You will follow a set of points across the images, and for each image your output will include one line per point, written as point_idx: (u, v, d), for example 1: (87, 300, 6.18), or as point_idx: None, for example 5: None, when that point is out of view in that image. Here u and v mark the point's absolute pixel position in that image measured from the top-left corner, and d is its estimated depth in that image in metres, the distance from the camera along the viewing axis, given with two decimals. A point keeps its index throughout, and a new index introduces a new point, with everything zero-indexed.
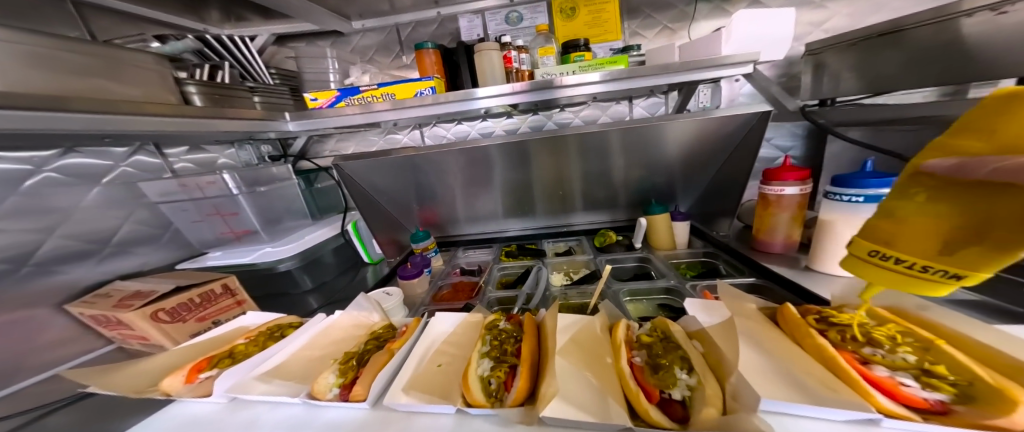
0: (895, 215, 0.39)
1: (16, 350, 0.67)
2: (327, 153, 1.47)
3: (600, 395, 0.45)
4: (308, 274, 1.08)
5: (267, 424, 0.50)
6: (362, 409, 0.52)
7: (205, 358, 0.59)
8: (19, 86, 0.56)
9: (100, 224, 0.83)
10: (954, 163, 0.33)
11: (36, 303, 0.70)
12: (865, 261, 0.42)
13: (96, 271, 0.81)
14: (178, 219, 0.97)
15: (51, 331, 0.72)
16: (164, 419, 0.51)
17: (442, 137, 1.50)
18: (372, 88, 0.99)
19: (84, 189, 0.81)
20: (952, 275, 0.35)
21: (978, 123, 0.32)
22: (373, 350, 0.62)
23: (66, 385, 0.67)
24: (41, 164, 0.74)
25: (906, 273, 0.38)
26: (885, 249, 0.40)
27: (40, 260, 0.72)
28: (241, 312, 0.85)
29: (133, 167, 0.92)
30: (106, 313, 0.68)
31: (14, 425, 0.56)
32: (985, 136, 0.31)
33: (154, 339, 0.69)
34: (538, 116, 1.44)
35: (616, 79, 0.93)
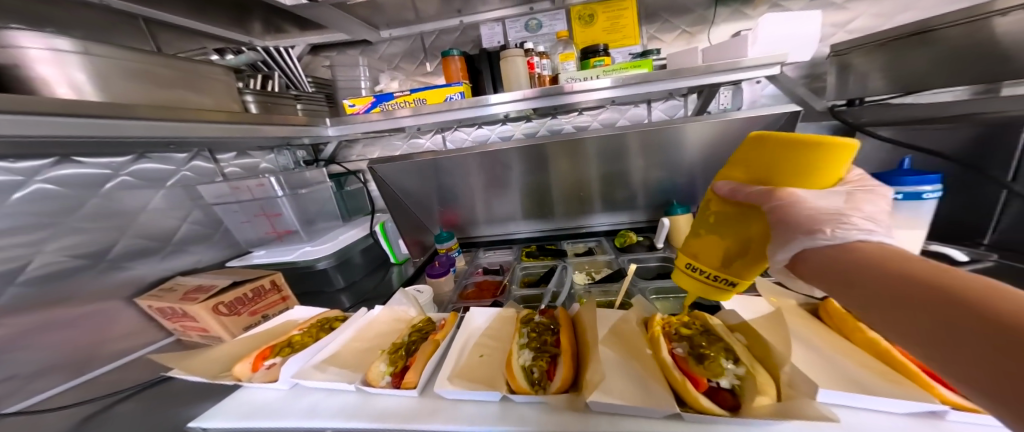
0: (701, 235, 0.52)
1: (92, 339, 0.73)
2: (356, 158, 1.53)
3: (646, 386, 0.47)
4: (341, 272, 1.13)
5: (326, 409, 0.54)
6: (411, 397, 0.55)
7: (267, 346, 0.64)
8: (118, 96, 0.62)
9: (163, 224, 0.90)
10: (731, 187, 0.48)
11: (109, 296, 0.76)
12: (685, 272, 0.54)
13: (159, 267, 0.87)
14: (229, 220, 1.04)
15: (121, 323, 0.78)
16: (235, 402, 0.56)
17: (463, 141, 1.55)
18: (405, 93, 1.04)
19: (151, 191, 0.88)
20: (729, 281, 0.49)
21: (738, 159, 0.49)
22: (418, 341, 0.66)
23: (132, 373, 0.73)
24: (118, 169, 0.81)
25: (703, 280, 0.51)
26: (695, 262, 0.52)
27: (114, 256, 0.78)
28: (285, 307, 0.92)
29: (191, 171, 1.00)
30: (175, 305, 0.74)
31: (95, 409, 0.61)
32: (742, 170, 0.49)
33: (214, 330, 0.76)
34: (557, 120, 1.47)
35: (629, 85, 0.96)
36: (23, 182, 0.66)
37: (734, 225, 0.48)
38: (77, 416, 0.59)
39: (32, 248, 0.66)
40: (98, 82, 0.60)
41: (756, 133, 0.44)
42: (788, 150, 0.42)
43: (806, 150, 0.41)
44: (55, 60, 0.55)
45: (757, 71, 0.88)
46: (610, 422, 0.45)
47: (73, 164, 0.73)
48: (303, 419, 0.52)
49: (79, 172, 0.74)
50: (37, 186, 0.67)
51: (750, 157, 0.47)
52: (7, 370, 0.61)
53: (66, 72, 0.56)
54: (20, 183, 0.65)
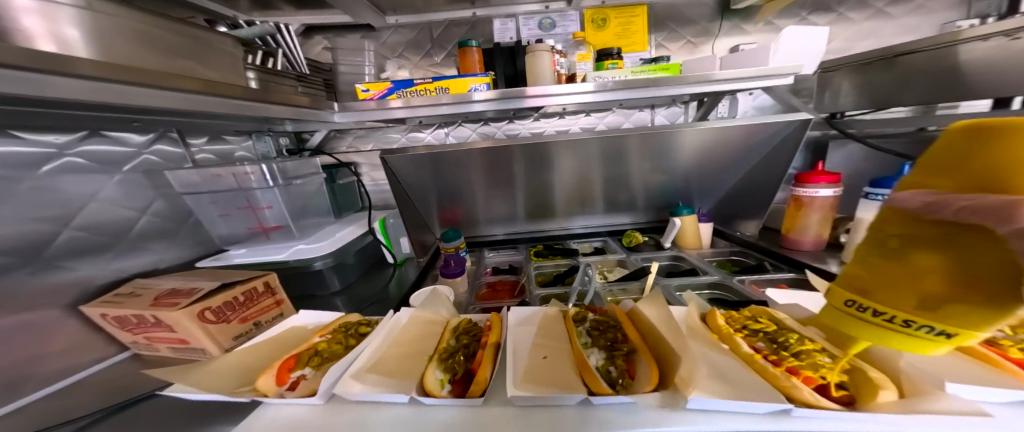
0: (873, 264, 0.36)
1: (21, 357, 0.56)
2: (346, 150, 1.40)
3: (741, 381, 0.45)
4: (335, 273, 1.00)
5: (378, 424, 0.49)
6: (475, 407, 0.50)
7: (291, 356, 0.57)
8: (117, 60, 0.51)
9: (115, 215, 0.72)
10: (919, 199, 0.31)
11: (48, 304, 0.59)
12: (843, 312, 0.39)
13: (106, 270, 0.69)
14: (204, 213, 0.87)
15: (62, 336, 0.61)
16: (261, 424, 0.49)
17: (467, 137, 1.48)
18: (425, 81, 0.97)
19: (104, 177, 0.71)
20: (939, 331, 0.32)
21: (939, 161, 0.32)
22: (469, 345, 0.61)
23: (79, 403, 0.57)
24: (63, 148, 0.65)
25: (881, 325, 0.35)
26: (864, 299, 0.36)
27: (52, 254, 0.61)
28: (279, 313, 0.78)
29: (155, 155, 0.83)
30: (143, 313, 0.58)
31: None
32: (949, 173, 0.31)
33: (198, 341, 0.61)
34: (564, 120, 1.47)
35: (641, 87, 1.00)
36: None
37: (928, 254, 0.31)
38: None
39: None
40: (93, 43, 0.49)
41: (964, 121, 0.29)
42: None
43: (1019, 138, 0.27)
44: (41, 11, 0.43)
45: (779, 79, 0.94)
46: (711, 419, 0.42)
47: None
48: None
49: (12, 150, 0.57)
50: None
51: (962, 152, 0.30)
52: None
53: (55, 28, 0.45)
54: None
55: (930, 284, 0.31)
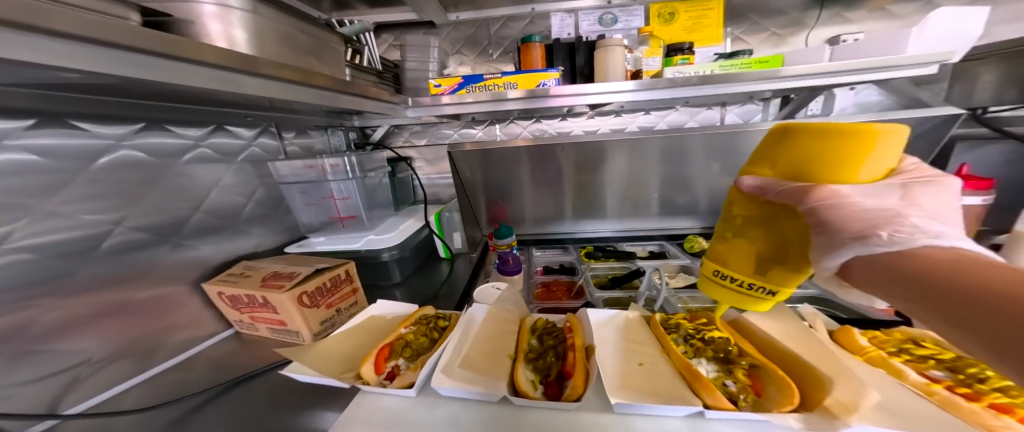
0: (727, 237, 0.45)
1: (157, 326, 0.69)
2: (402, 144, 1.43)
3: (913, 412, 0.41)
4: (399, 266, 1.04)
5: (470, 421, 0.51)
6: (569, 412, 0.50)
7: (385, 346, 0.64)
8: (266, 56, 0.58)
9: (230, 201, 0.87)
10: (759, 183, 0.42)
11: (176, 280, 0.73)
12: (716, 282, 0.46)
13: (223, 249, 0.84)
14: (293, 200, 0.97)
15: (184, 311, 0.74)
16: (363, 408, 0.55)
17: (517, 134, 1.44)
18: (495, 76, 1.05)
19: (224, 167, 0.87)
20: (768, 291, 0.41)
21: (767, 156, 0.43)
22: (557, 346, 0.61)
23: (197, 373, 0.68)
24: (198, 139, 0.80)
25: (736, 289, 0.44)
26: (724, 269, 0.44)
27: (183, 234, 0.75)
28: (356, 300, 0.82)
29: (260, 148, 0.98)
30: (254, 293, 0.67)
31: (180, 410, 0.58)
32: (771, 165, 0.42)
33: (295, 324, 0.69)
34: (620, 118, 1.40)
35: (713, 83, 0.93)
36: (112, 146, 0.64)
37: (767, 228, 0.41)
38: (161, 419, 0.56)
39: (110, 217, 0.62)
40: (254, 39, 0.56)
41: (779, 125, 0.39)
42: (821, 141, 0.36)
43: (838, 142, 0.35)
44: (220, 15, 0.51)
45: (918, 69, 0.85)
46: None
47: (154, 131, 0.71)
48: None
49: (165, 141, 0.73)
50: (122, 152, 0.65)
51: (782, 151, 0.41)
52: (79, 355, 0.58)
53: (226, 29, 0.52)
54: (109, 147, 0.63)
55: (743, 248, 0.43)
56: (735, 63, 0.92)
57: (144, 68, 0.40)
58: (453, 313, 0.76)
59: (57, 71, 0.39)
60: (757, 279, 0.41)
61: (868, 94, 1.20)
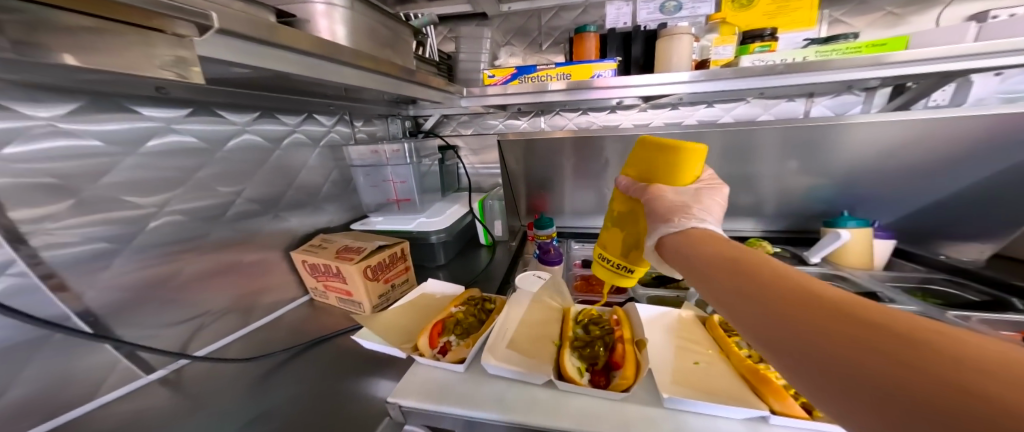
0: (617, 227, 0.60)
1: (257, 288, 0.81)
2: (450, 133, 1.49)
3: None
4: (444, 248, 1.09)
5: (516, 401, 0.53)
6: (617, 403, 0.50)
7: (438, 322, 0.69)
8: (357, 48, 0.64)
9: (313, 180, 0.99)
10: (629, 185, 0.58)
11: (272, 247, 0.85)
12: (599, 263, 0.61)
13: (306, 222, 0.95)
14: (359, 182, 1.07)
15: (276, 276, 0.86)
16: (418, 377, 0.60)
17: (562, 126, 1.42)
18: (549, 67, 1.06)
19: (310, 150, 0.98)
20: (627, 268, 0.57)
21: (639, 163, 0.56)
22: (604, 337, 0.61)
23: (281, 334, 0.78)
24: (294, 126, 0.92)
25: (609, 268, 0.59)
26: (604, 253, 0.60)
27: (278, 207, 0.87)
28: (409, 277, 0.89)
29: (338, 134, 1.09)
30: (331, 263, 0.77)
31: (271, 365, 0.68)
32: (636, 170, 0.57)
33: (359, 293, 0.76)
34: (677, 111, 1.33)
35: (796, 73, 0.86)
36: (238, 131, 0.77)
37: (631, 222, 0.58)
38: (257, 370, 0.67)
39: (232, 190, 0.76)
40: (350, 33, 0.62)
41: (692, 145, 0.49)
42: (665, 155, 0.51)
43: (672, 153, 0.51)
44: (328, 13, 0.58)
45: None
46: None
47: (266, 119, 0.84)
48: (496, 409, 0.51)
49: (270, 127, 0.85)
50: (244, 136, 0.78)
51: (649, 160, 0.54)
52: (202, 307, 0.71)
53: (331, 26, 0.58)
54: (236, 131, 0.77)
55: (616, 236, 0.60)
56: (838, 48, 0.85)
57: (255, 56, 0.45)
58: (498, 297, 0.80)
59: (228, 66, 0.49)
60: (623, 261, 0.57)
61: (1018, 81, 1.04)
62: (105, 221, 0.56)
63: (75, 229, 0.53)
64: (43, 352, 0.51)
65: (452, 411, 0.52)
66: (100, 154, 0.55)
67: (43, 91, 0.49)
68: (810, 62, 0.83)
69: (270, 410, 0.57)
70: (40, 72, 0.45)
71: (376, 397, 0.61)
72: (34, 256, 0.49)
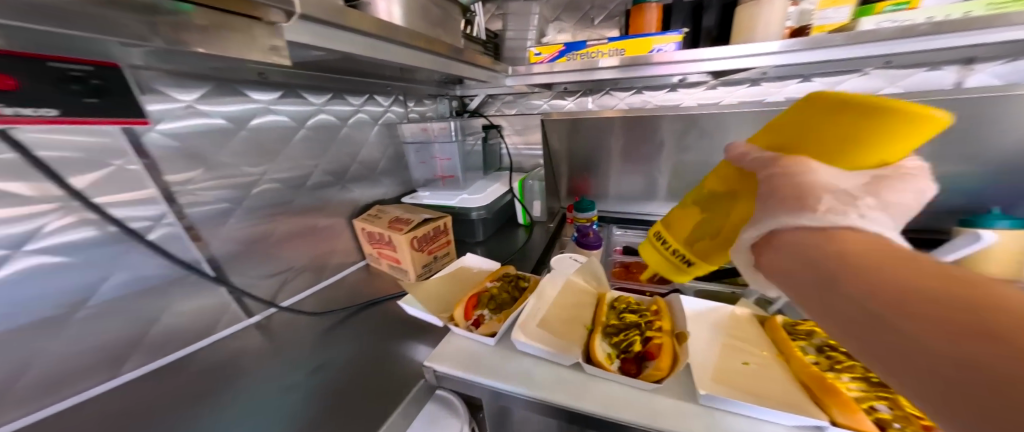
0: (690, 203, 0.44)
1: (327, 250, 0.92)
2: (494, 113, 1.49)
3: None
4: (484, 226, 1.12)
5: (541, 378, 0.54)
6: (647, 393, 0.48)
7: (473, 296, 0.72)
8: (411, 28, 0.66)
9: (372, 156, 1.06)
10: (744, 149, 0.37)
11: (338, 215, 0.94)
12: (653, 245, 0.47)
13: (366, 194, 1.04)
14: (409, 158, 1.14)
15: (341, 241, 0.96)
16: (451, 345, 0.63)
17: (611, 107, 1.33)
18: (601, 42, 0.99)
19: (371, 127, 1.05)
20: (686, 259, 0.42)
21: (798, 117, 0.32)
22: (638, 324, 0.58)
23: (344, 292, 0.89)
24: (358, 105, 1.00)
25: (662, 254, 0.45)
26: (663, 232, 0.45)
27: (344, 179, 0.96)
28: (449, 250, 0.95)
29: (394, 112, 1.16)
30: (384, 232, 0.85)
31: (336, 319, 0.78)
32: (785, 129, 0.34)
33: (406, 261, 0.83)
34: (757, 88, 1.16)
35: (950, 32, 0.70)
36: (316, 111, 0.86)
37: (717, 203, 0.41)
38: (323, 323, 0.76)
39: (311, 163, 0.86)
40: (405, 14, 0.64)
41: (940, 110, 0.22)
42: (847, 113, 0.27)
43: (868, 114, 0.26)
44: None
45: None
46: None
47: (338, 100, 0.92)
48: (522, 384, 0.52)
49: (341, 108, 0.93)
50: (320, 116, 0.87)
51: (816, 118, 0.30)
52: (286, 264, 0.82)
53: (388, 8, 0.61)
54: (314, 111, 0.86)
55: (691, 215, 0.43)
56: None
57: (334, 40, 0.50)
58: (533, 276, 0.81)
59: (308, 50, 0.54)
60: (682, 250, 0.42)
61: None
62: (224, 186, 0.67)
63: (209, 191, 0.65)
64: (182, 288, 0.64)
65: (485, 382, 0.55)
66: (222, 130, 0.67)
67: (188, 77, 0.60)
68: (976, 17, 0.67)
69: (331, 360, 0.65)
70: (184, 62, 0.55)
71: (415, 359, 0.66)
72: (179, 212, 0.62)
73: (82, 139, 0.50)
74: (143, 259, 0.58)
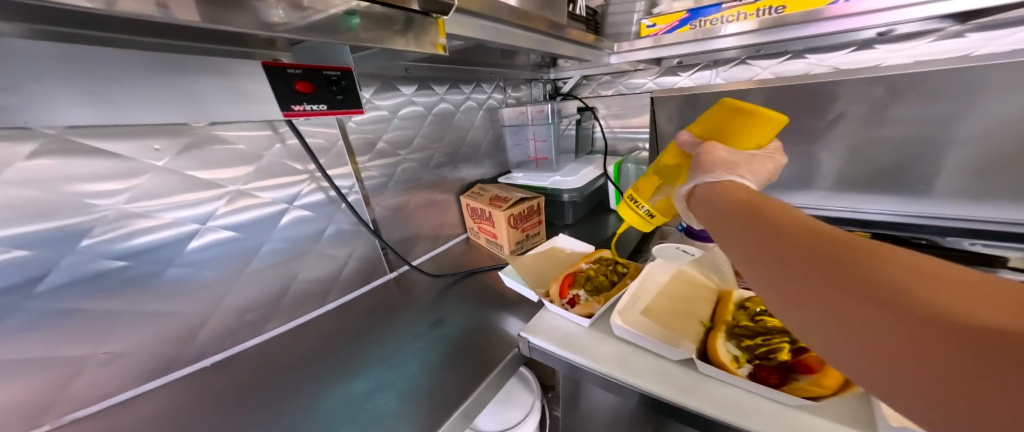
0: (658, 172, 0.60)
1: (441, 222, 1.04)
2: (589, 95, 1.42)
3: None
4: (574, 209, 1.11)
5: (642, 367, 0.52)
6: (789, 409, 0.42)
7: (568, 276, 0.73)
8: (524, 8, 0.68)
9: (478, 139, 1.15)
10: (687, 139, 0.51)
11: (449, 192, 1.05)
12: (625, 204, 0.61)
13: (471, 174, 1.14)
14: (507, 141, 1.19)
15: (451, 214, 1.08)
16: (546, 320, 0.66)
17: (748, 78, 1.11)
18: (745, 2, 0.83)
19: (477, 113, 1.13)
20: (648, 212, 0.58)
21: (712, 116, 0.49)
22: (774, 328, 0.51)
23: (454, 261, 1.00)
24: (468, 93, 1.08)
25: (633, 210, 0.59)
26: (636, 194, 0.59)
27: (455, 160, 1.06)
28: (541, 230, 0.97)
29: (495, 98, 1.21)
30: (485, 208, 0.92)
31: (452, 282, 0.89)
32: (704, 124, 0.51)
33: (502, 237, 0.89)
34: (1013, 34, 0.80)
35: None
36: (439, 100, 0.97)
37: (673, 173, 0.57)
38: (440, 284, 0.88)
39: (434, 145, 0.97)
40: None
41: (786, 119, 0.43)
42: (738, 117, 0.46)
43: (747, 118, 0.45)
44: None
45: None
46: None
47: (454, 89, 1.02)
48: (623, 371, 0.51)
49: (456, 96, 1.03)
50: (441, 105, 0.98)
51: (727, 118, 0.47)
52: (415, 232, 0.96)
53: None
54: (439, 100, 0.97)
55: (652, 183, 0.60)
56: None
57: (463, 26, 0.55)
58: (631, 263, 0.77)
59: (451, 39, 0.61)
60: (649, 206, 0.58)
61: None
62: (386, 164, 0.84)
63: (377, 168, 0.82)
64: (362, 243, 0.82)
65: (582, 361, 0.55)
66: (385, 120, 0.82)
67: (368, 78, 0.76)
68: None
69: (447, 318, 0.75)
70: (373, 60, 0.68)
71: (507, 330, 0.71)
72: (363, 186, 0.80)
73: (322, 130, 0.69)
74: (344, 217, 0.78)
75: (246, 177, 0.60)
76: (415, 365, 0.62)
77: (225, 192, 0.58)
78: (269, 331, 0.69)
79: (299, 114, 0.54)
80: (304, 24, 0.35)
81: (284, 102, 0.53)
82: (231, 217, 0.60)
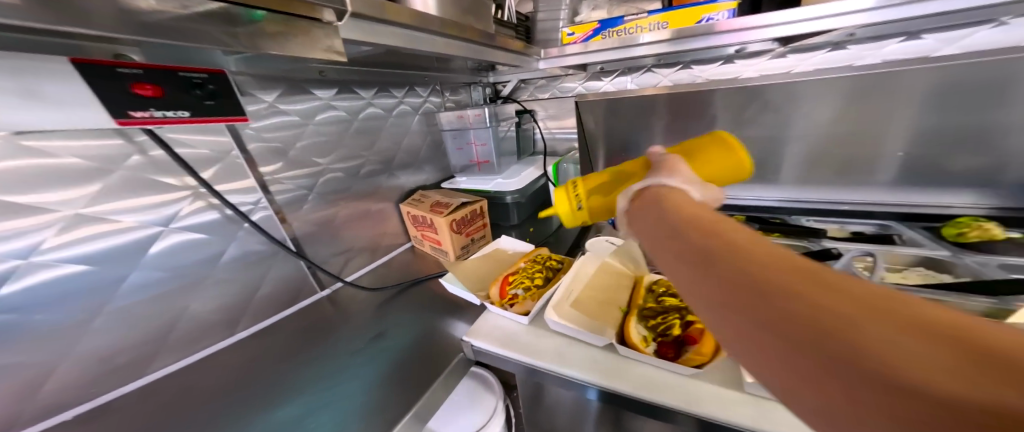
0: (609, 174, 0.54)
1: (380, 232, 1.00)
2: (528, 98, 1.47)
3: None
4: (518, 210, 1.13)
5: (574, 356, 0.55)
6: (684, 377, 0.48)
7: (508, 274, 0.76)
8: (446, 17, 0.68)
9: (415, 144, 1.12)
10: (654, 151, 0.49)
11: (387, 200, 1.02)
12: (565, 185, 0.55)
13: (410, 181, 1.11)
14: (448, 145, 1.18)
15: (391, 223, 1.04)
16: (488, 321, 0.67)
17: (653, 85, 1.23)
18: (640, 16, 0.94)
19: (413, 118, 1.11)
20: (580, 206, 0.53)
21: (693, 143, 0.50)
22: (675, 306, 0.58)
23: (394, 272, 0.96)
24: (400, 97, 1.05)
25: (569, 194, 0.54)
26: (580, 180, 0.54)
27: (391, 167, 1.03)
28: (485, 234, 0.98)
29: (432, 102, 1.20)
30: (426, 215, 0.90)
31: (393, 293, 0.86)
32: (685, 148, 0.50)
33: (447, 243, 0.89)
34: (841, 52, 0.97)
35: None
36: (366, 105, 0.93)
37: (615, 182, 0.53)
38: (381, 297, 0.84)
39: (363, 153, 0.93)
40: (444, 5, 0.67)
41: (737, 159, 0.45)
42: (712, 145, 0.47)
43: (707, 144, 0.47)
44: None
45: None
46: None
47: (383, 93, 0.98)
48: (555, 361, 0.54)
49: (387, 100, 1.00)
50: (369, 110, 0.94)
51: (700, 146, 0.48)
52: (348, 245, 0.91)
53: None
54: (365, 104, 0.93)
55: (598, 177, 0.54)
56: None
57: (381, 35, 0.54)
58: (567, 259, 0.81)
59: (359, 45, 0.58)
60: (587, 205, 0.53)
61: None
62: (302, 175, 0.79)
63: (290, 180, 0.76)
64: (277, 261, 0.76)
65: (516, 359, 0.57)
66: (293, 126, 0.76)
67: (267, 80, 0.69)
68: None
69: (385, 331, 0.72)
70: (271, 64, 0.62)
71: (446, 336, 0.70)
72: (272, 199, 0.73)
73: (203, 138, 0.61)
74: (250, 237, 0.70)
75: (86, 199, 0.51)
76: (338, 383, 0.59)
77: (59, 218, 0.49)
78: (158, 370, 0.61)
79: (141, 122, 0.49)
80: (183, 15, 0.33)
81: (119, 108, 0.47)
82: (66, 249, 0.50)
